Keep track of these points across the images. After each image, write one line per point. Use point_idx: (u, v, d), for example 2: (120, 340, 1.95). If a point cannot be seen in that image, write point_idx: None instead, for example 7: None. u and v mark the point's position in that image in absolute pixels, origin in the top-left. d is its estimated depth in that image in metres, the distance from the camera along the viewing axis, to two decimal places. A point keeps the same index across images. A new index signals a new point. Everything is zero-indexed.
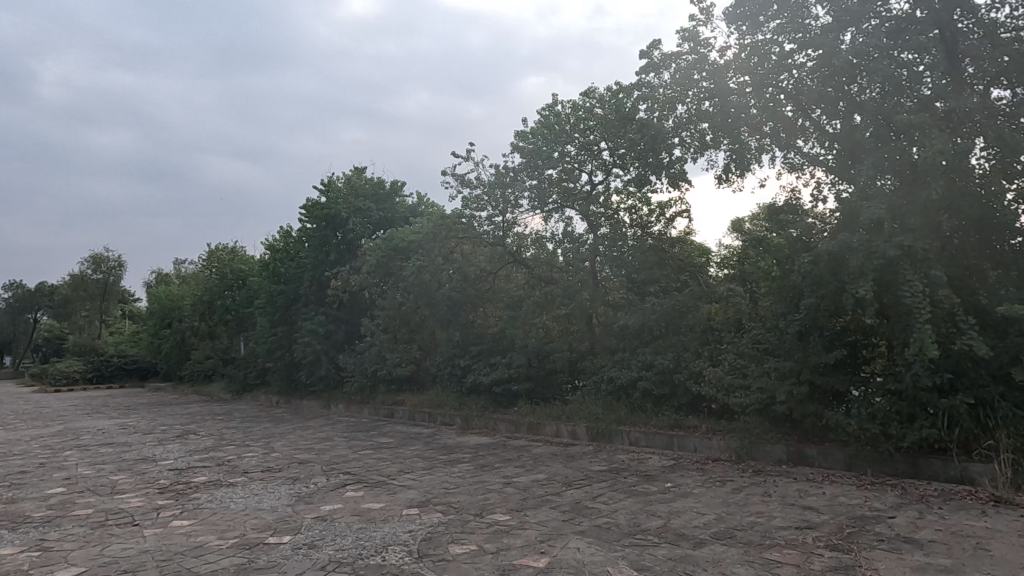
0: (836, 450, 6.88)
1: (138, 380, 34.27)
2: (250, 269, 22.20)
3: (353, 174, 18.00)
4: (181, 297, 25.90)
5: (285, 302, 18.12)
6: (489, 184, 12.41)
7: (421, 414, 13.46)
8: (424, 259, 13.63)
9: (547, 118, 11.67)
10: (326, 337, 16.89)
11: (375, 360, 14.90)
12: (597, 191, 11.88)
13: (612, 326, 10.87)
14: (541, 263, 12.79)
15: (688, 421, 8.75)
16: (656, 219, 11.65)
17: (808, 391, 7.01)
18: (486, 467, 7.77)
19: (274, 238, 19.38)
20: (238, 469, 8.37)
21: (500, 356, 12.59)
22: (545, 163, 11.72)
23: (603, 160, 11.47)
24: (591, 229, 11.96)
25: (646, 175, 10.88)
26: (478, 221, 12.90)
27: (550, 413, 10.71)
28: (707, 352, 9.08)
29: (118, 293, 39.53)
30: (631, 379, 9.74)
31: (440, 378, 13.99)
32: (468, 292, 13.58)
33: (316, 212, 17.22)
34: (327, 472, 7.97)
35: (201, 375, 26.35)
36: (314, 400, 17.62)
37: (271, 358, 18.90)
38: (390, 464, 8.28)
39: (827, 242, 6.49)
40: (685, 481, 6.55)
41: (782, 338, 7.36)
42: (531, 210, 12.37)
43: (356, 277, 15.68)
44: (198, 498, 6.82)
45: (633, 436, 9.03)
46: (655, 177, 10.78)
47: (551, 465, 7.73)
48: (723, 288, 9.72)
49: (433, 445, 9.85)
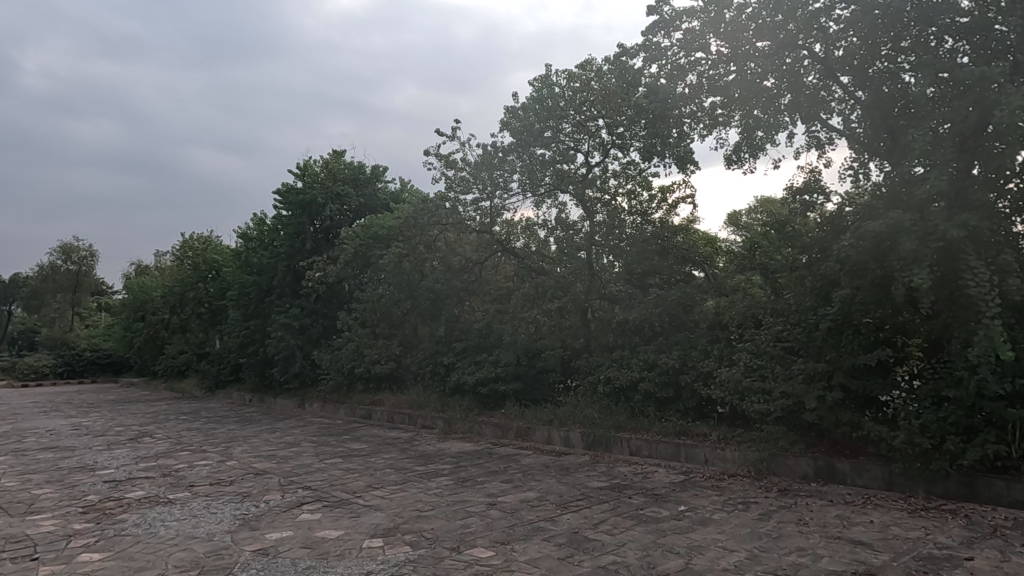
0: (874, 465, 5.91)
1: (111, 375, 33.12)
2: (222, 258, 21.00)
3: (331, 157, 16.89)
4: (152, 289, 24.75)
5: (257, 294, 17.00)
6: (475, 165, 11.37)
7: (400, 416, 12.40)
8: (406, 248, 12.60)
9: (540, 92, 10.58)
10: (301, 331, 15.82)
11: (352, 356, 13.85)
12: (593, 174, 10.90)
13: (609, 322, 9.89)
14: (532, 253, 11.77)
15: (696, 428, 7.77)
16: (658, 205, 10.69)
17: (842, 398, 6.05)
18: (466, 482, 6.73)
19: (248, 226, 18.26)
20: (183, 482, 7.27)
21: (486, 354, 11.57)
22: (537, 142, 10.61)
23: (600, 139, 10.52)
24: (587, 215, 10.98)
25: (647, 155, 9.93)
26: (463, 205, 11.86)
27: (540, 417, 9.69)
28: (717, 351, 8.11)
29: (92, 284, 38.14)
30: (631, 380, 8.74)
31: (422, 376, 12.95)
32: (452, 283, 12.56)
33: (291, 197, 16.12)
34: (284, 486, 6.90)
35: (174, 370, 25.18)
36: (288, 399, 16.51)
37: (243, 354, 17.80)
38: (358, 477, 7.23)
39: (873, 222, 5.53)
40: (700, 504, 5.55)
41: (811, 335, 6.42)
42: (521, 194, 11.35)
43: (332, 268, 14.61)
44: (124, 520, 5.74)
45: (634, 445, 8.03)
46: (658, 157, 9.82)
47: (543, 480, 6.71)
48: (734, 280, 8.77)
49: (410, 452, 8.81)
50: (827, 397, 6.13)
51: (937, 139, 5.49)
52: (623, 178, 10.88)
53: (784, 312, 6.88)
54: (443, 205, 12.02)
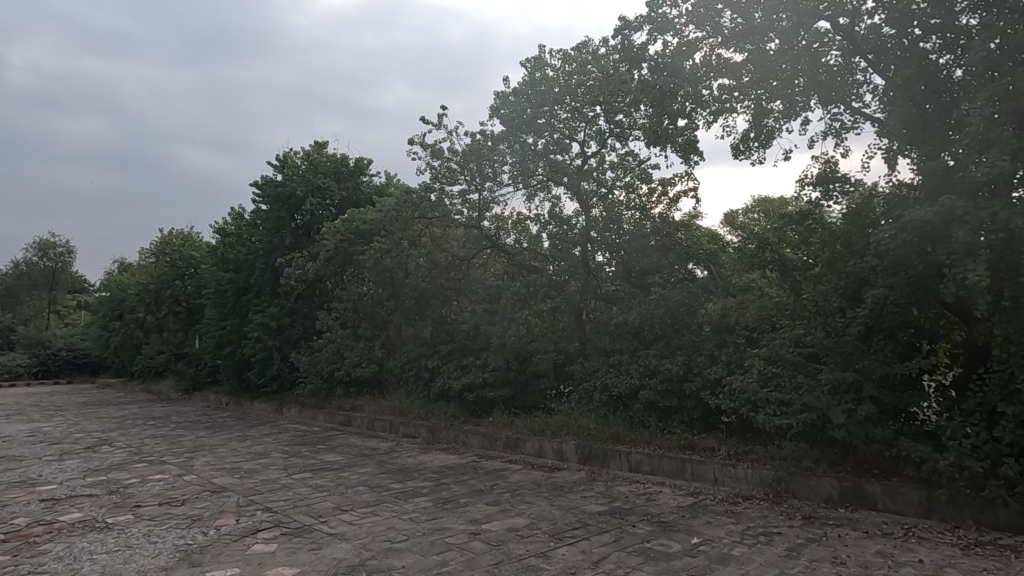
0: (911, 489, 5.20)
1: (88, 375, 32.18)
2: (199, 254, 20.09)
3: (312, 149, 16.09)
4: (127, 287, 23.84)
5: (234, 292, 16.16)
6: (463, 155, 10.58)
7: (381, 424, 11.63)
8: (389, 244, 11.83)
9: (533, 76, 9.82)
10: (279, 331, 15.02)
11: (332, 358, 13.08)
12: (590, 165, 10.19)
13: (606, 323, 9.16)
14: (523, 249, 10.98)
15: (703, 442, 7.05)
16: (658, 199, 9.96)
17: (874, 413, 5.33)
18: (447, 505, 5.96)
19: (225, 220, 17.40)
20: (128, 503, 6.45)
21: (473, 357, 10.81)
22: (530, 130, 9.85)
23: (597, 127, 9.80)
24: (583, 209, 10.23)
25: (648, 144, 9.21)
26: (450, 198, 11.03)
27: (531, 427, 8.95)
28: (726, 356, 7.40)
29: (69, 282, 37.06)
30: (630, 388, 8.01)
31: (405, 380, 12.18)
32: (438, 282, 11.80)
33: (270, 190, 15.29)
34: (241, 508, 6.10)
35: (151, 371, 24.29)
36: (266, 403, 15.70)
37: (219, 355, 16.97)
38: (327, 497, 6.45)
39: (920, 210, 4.81)
40: (717, 534, 4.81)
41: (840, 340, 5.70)
42: (513, 186, 10.58)
43: (312, 265, 13.81)
44: (46, 553, 4.92)
45: (634, 460, 7.30)
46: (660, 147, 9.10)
47: (534, 501, 5.96)
48: (743, 280, 8.05)
49: (388, 466, 8.02)
50: (858, 411, 5.41)
51: (995, 115, 4.78)
52: (621, 171, 10.16)
53: (806, 313, 6.16)
54: (429, 197, 11.25)
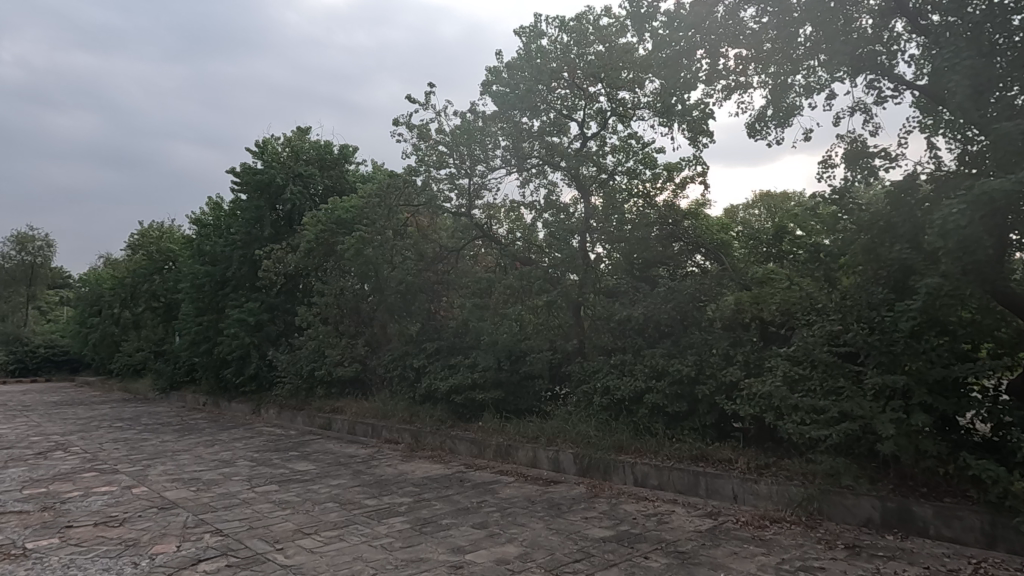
0: (970, 513, 4.41)
1: (67, 373, 31.28)
2: (176, 247, 19.14)
3: (294, 135, 15.22)
4: (104, 282, 22.91)
5: (210, 286, 15.25)
6: (452, 136, 9.74)
7: (363, 428, 10.80)
8: (372, 234, 10.98)
9: (529, 49, 9.01)
10: (258, 328, 14.16)
11: (312, 356, 12.26)
12: (589, 148, 9.40)
13: (606, 319, 8.33)
14: (516, 240, 10.08)
15: (718, 452, 6.28)
16: (663, 185, 9.16)
17: (927, 424, 4.56)
18: (425, 528, 5.12)
19: (202, 211, 16.51)
20: (59, 523, 5.59)
21: (462, 356, 10.00)
22: (525, 108, 9.05)
23: (598, 106, 9.04)
24: (581, 195, 9.48)
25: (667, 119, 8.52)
26: (436, 182, 10.13)
27: (524, 433, 8.14)
28: (743, 356, 6.61)
29: (48, 276, 36.03)
30: (635, 392, 7.19)
31: (389, 380, 11.33)
32: (424, 274, 10.96)
33: (249, 178, 14.44)
34: (187, 531, 5.26)
35: (129, 370, 23.35)
36: (243, 405, 14.84)
37: (196, 354, 16.09)
38: (288, 518, 5.60)
39: (995, 180, 4.03)
40: (748, 570, 4.00)
41: (885, 338, 4.92)
42: (506, 170, 9.77)
43: (292, 257, 12.97)
44: None
45: (640, 473, 6.52)
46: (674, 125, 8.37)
47: (527, 522, 5.15)
48: (761, 271, 7.26)
49: (365, 477, 7.19)
50: (905, 421, 4.65)
51: None
52: (624, 155, 9.41)
53: (841, 307, 5.38)
54: (415, 182, 10.40)
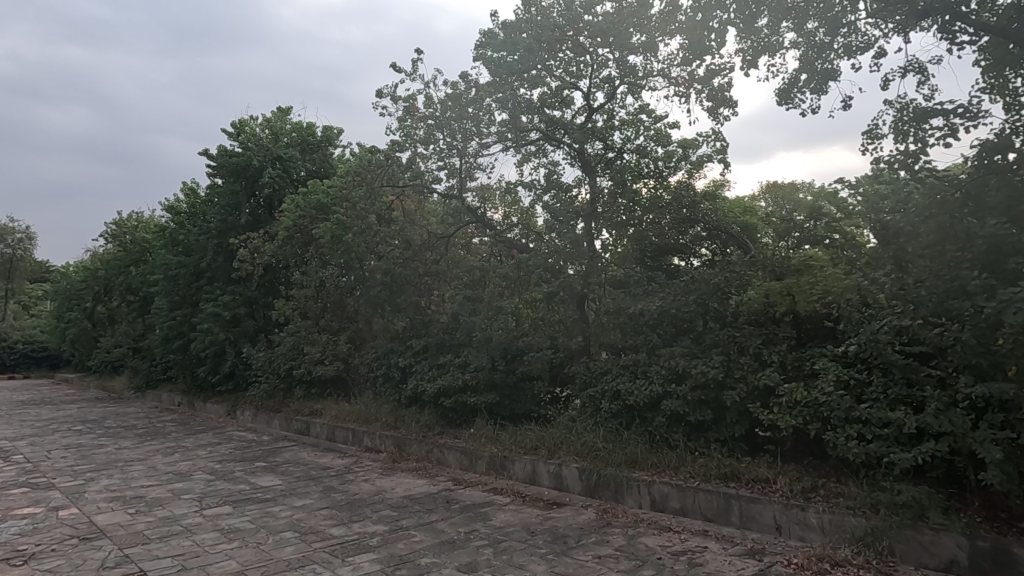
0: None
1: (47, 370, 30.25)
2: (150, 236, 18.00)
3: (274, 116, 14.18)
4: (79, 275, 21.82)
5: (183, 278, 14.15)
6: (442, 108, 8.70)
7: (342, 433, 9.77)
8: (353, 219, 9.96)
9: (529, 7, 7.99)
10: (234, 323, 13.12)
11: (290, 354, 11.23)
12: (594, 123, 8.38)
13: (615, 314, 7.30)
14: (513, 226, 9.02)
15: (751, 470, 5.29)
16: (677, 164, 8.17)
17: None
18: (397, 571, 4.09)
19: (177, 198, 15.44)
20: None
21: (452, 355, 9.00)
22: (523, 75, 8.02)
23: (606, 74, 8.06)
24: (586, 175, 8.46)
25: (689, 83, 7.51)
26: (424, 160, 9.09)
27: (521, 443, 7.14)
28: (779, 357, 5.62)
29: (28, 270, 34.91)
30: (650, 398, 6.18)
31: (372, 380, 10.28)
32: (411, 264, 9.93)
33: (224, 160, 13.38)
34: (101, 572, 4.22)
35: (105, 368, 22.27)
36: (218, 406, 13.79)
37: (169, 350, 15.02)
38: (231, 554, 4.56)
39: None
40: None
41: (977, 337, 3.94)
42: (502, 147, 8.75)
43: (269, 246, 11.94)
44: None
45: (659, 493, 5.53)
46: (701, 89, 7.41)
47: (527, 564, 4.13)
48: (797, 258, 6.29)
49: (336, 496, 6.17)
50: (1008, 441, 3.70)
51: None
52: (634, 130, 8.38)
53: (912, 299, 4.41)
54: (400, 159, 9.34)
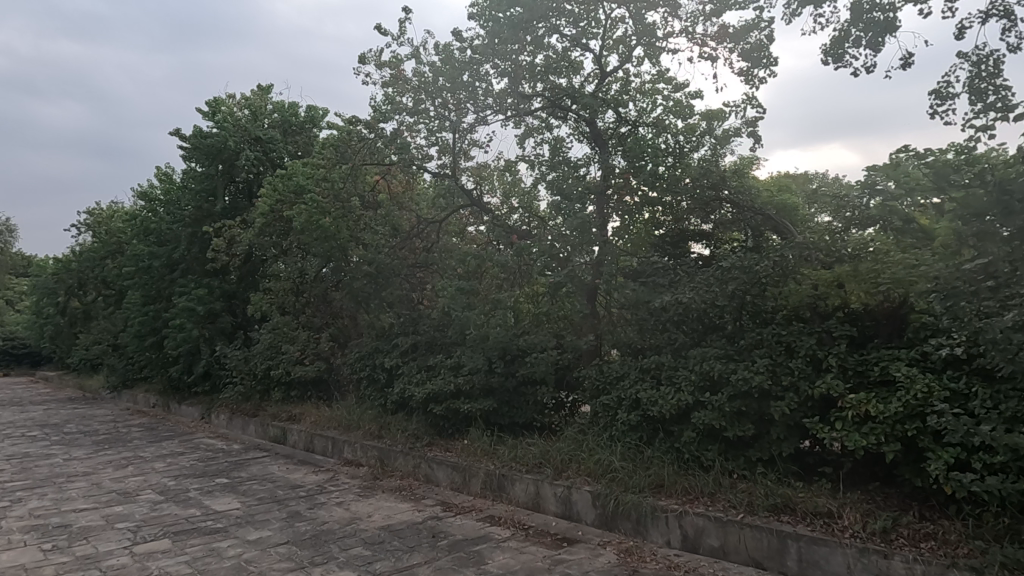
0: None
1: (27, 367, 29.26)
2: (124, 226, 16.86)
3: (253, 94, 13.11)
4: (54, 269, 20.78)
5: (155, 270, 13.09)
6: (433, 74, 7.64)
7: (322, 442, 8.73)
8: (333, 203, 8.91)
9: None
10: (209, 319, 12.06)
11: (267, 353, 10.18)
12: (606, 91, 7.33)
13: (633, 309, 6.27)
14: (512, 209, 7.97)
15: (809, 500, 4.27)
16: (700, 137, 7.10)
17: None
18: None
19: (152, 184, 14.38)
20: None
21: (443, 354, 7.96)
22: (524, 35, 6.96)
23: (620, 32, 7.02)
24: (596, 150, 7.40)
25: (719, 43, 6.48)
26: (411, 134, 8.03)
27: (522, 458, 6.11)
28: (838, 360, 4.57)
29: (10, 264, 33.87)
30: (678, 408, 5.14)
31: (355, 383, 9.23)
32: (398, 253, 8.87)
33: (199, 141, 12.32)
34: None
35: (82, 367, 21.24)
36: (193, 408, 12.74)
37: (142, 348, 13.96)
38: None
39: None
40: None
41: None
42: (501, 119, 7.70)
43: (245, 234, 10.88)
44: None
45: (693, 527, 4.51)
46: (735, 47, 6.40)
47: None
48: (853, 242, 5.26)
49: (300, 526, 5.14)
50: None
51: None
52: (651, 100, 7.32)
53: None
54: (385, 134, 8.29)
